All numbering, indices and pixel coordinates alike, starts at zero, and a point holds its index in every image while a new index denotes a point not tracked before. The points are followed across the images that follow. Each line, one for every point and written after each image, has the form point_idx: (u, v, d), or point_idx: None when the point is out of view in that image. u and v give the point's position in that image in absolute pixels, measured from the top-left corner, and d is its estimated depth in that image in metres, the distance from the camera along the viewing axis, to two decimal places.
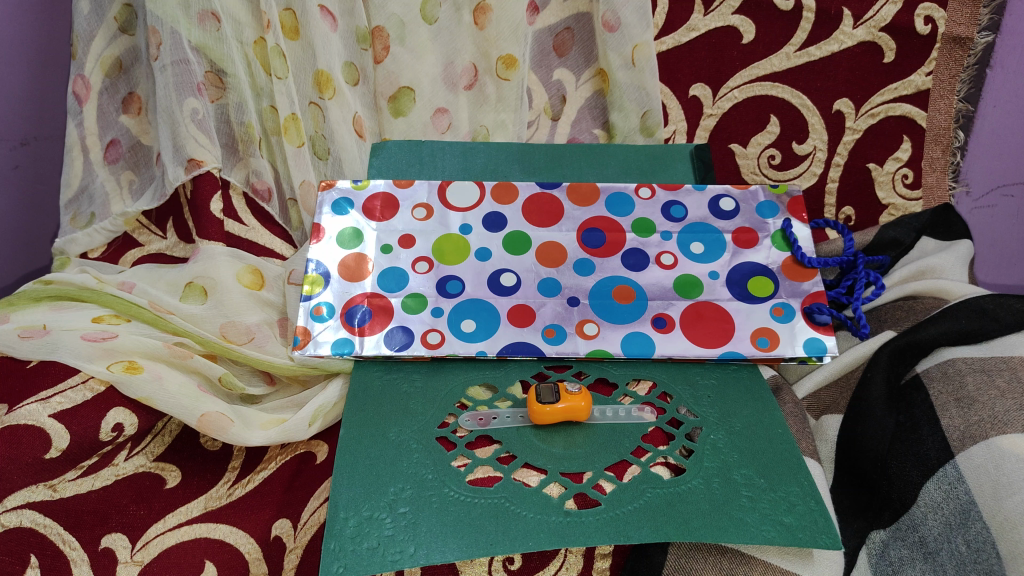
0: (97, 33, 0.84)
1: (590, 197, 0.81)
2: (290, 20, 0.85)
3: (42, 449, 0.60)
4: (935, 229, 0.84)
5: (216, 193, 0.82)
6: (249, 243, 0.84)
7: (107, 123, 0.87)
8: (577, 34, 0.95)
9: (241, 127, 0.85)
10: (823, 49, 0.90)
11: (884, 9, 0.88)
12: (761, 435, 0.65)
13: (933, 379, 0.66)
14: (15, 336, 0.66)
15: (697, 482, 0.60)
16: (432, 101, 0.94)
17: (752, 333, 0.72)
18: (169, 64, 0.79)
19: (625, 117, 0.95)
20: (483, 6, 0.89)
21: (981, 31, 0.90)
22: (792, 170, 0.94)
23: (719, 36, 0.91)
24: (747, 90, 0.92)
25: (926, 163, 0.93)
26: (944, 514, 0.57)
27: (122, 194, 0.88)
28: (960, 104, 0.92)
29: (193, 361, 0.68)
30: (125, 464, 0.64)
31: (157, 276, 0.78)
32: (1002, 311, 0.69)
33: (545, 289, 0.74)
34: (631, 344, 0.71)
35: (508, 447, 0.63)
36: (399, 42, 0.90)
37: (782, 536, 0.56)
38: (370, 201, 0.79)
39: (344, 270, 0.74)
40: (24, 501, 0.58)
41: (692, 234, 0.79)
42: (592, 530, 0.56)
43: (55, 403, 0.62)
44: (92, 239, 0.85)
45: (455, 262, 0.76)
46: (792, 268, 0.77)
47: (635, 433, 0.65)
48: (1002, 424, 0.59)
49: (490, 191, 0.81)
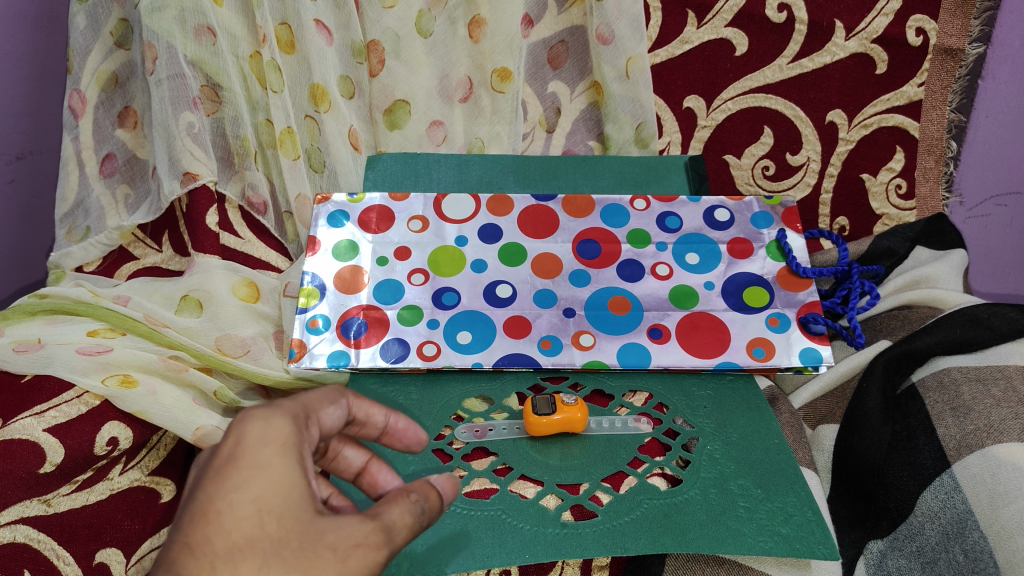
0: (93, 48, 0.85)
1: (585, 209, 0.82)
2: (286, 34, 0.85)
3: (36, 463, 0.59)
4: (929, 237, 0.85)
5: (211, 207, 0.82)
6: (245, 255, 0.84)
7: (102, 137, 0.87)
8: (572, 47, 0.96)
9: (238, 141, 0.85)
10: (815, 61, 0.91)
11: (876, 21, 0.89)
12: (757, 445, 0.65)
13: (929, 388, 0.66)
14: (10, 350, 0.66)
15: (694, 493, 0.60)
16: (428, 114, 0.95)
17: (748, 343, 0.72)
18: (165, 77, 0.78)
19: (619, 129, 0.95)
20: (477, 20, 0.90)
21: (972, 42, 0.90)
22: (786, 180, 0.95)
23: (712, 49, 0.92)
24: (740, 102, 0.93)
25: (919, 173, 0.94)
26: (941, 523, 0.57)
27: (117, 208, 0.87)
28: (953, 115, 0.92)
29: (188, 374, 0.68)
30: (119, 479, 0.63)
31: (152, 290, 0.78)
32: (996, 319, 0.69)
33: (542, 301, 0.75)
34: (628, 355, 0.71)
35: (505, 459, 0.63)
36: (394, 55, 0.91)
37: (779, 547, 0.56)
38: (367, 214, 0.79)
39: (340, 283, 0.74)
40: (17, 517, 0.57)
41: (687, 244, 0.79)
42: (587, 542, 0.56)
43: (49, 418, 0.62)
44: (87, 252, 0.84)
45: (450, 274, 0.76)
46: (787, 278, 0.77)
47: (632, 444, 0.64)
48: (998, 433, 0.59)
49: (485, 203, 0.81)
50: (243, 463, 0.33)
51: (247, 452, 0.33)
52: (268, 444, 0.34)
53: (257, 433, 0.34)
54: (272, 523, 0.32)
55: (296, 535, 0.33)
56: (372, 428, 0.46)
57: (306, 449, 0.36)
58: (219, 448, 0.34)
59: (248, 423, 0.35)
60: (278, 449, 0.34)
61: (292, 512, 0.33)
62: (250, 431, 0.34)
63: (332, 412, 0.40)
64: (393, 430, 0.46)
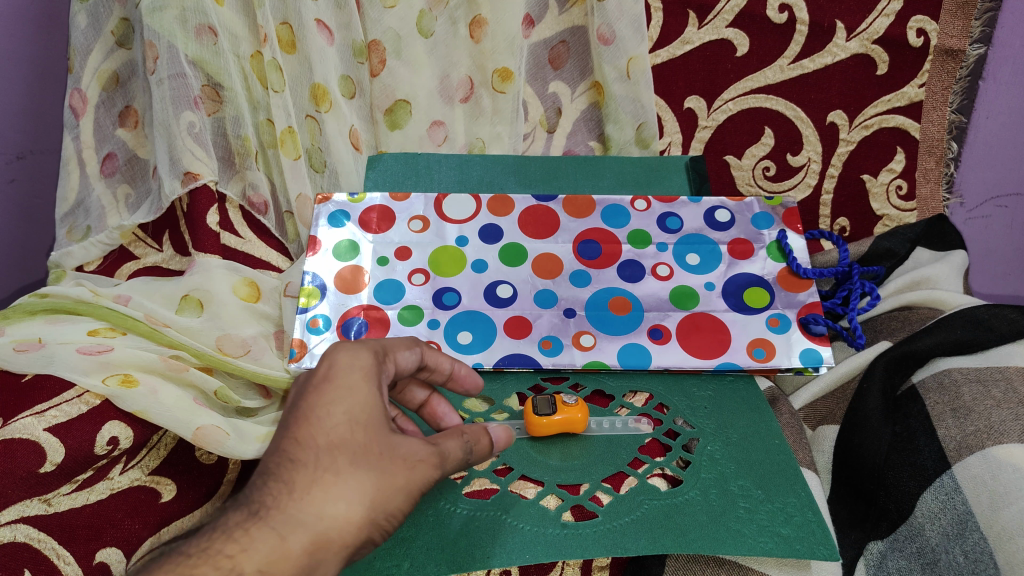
0: (94, 48, 0.85)
1: (585, 209, 0.81)
2: (287, 34, 0.85)
3: (36, 462, 0.59)
4: (930, 239, 0.85)
5: (211, 207, 0.82)
6: (245, 255, 0.84)
7: (103, 136, 0.87)
8: (573, 47, 0.96)
9: (238, 141, 0.85)
10: (816, 62, 0.91)
11: (877, 21, 0.89)
12: (757, 445, 0.65)
13: (930, 389, 0.66)
14: (10, 350, 0.66)
15: (694, 493, 0.60)
16: (429, 114, 0.95)
17: (749, 343, 0.72)
18: (166, 77, 0.78)
19: (619, 129, 0.94)
20: (478, 20, 0.90)
21: (973, 43, 0.90)
22: (786, 181, 0.95)
23: (713, 50, 0.92)
24: (741, 103, 0.93)
25: (920, 174, 0.94)
26: (942, 523, 0.57)
27: (118, 207, 0.87)
28: (953, 116, 0.92)
29: (189, 374, 0.68)
30: (119, 478, 0.63)
31: (153, 290, 0.78)
32: (997, 320, 0.69)
33: (542, 301, 0.75)
34: (628, 356, 0.71)
35: (505, 459, 0.63)
36: (395, 55, 0.91)
37: (780, 548, 0.56)
38: (367, 214, 0.79)
39: (340, 283, 0.74)
40: (17, 516, 0.58)
41: (688, 245, 0.79)
42: (587, 542, 0.56)
43: (50, 417, 0.62)
44: (88, 252, 0.84)
45: (450, 275, 0.76)
46: (787, 279, 0.77)
47: (633, 445, 0.64)
48: (998, 434, 0.59)
49: (486, 203, 0.81)
50: (338, 382, 0.44)
51: (340, 374, 0.45)
52: (356, 371, 0.45)
53: (348, 361, 0.45)
54: (359, 431, 0.43)
55: (376, 440, 0.43)
56: (439, 375, 0.57)
57: (383, 379, 0.47)
58: (317, 371, 0.45)
59: (339, 354, 0.46)
60: (363, 376, 0.45)
61: (373, 423, 0.43)
62: (342, 361, 0.45)
63: (406, 356, 0.52)
64: (455, 377, 0.58)
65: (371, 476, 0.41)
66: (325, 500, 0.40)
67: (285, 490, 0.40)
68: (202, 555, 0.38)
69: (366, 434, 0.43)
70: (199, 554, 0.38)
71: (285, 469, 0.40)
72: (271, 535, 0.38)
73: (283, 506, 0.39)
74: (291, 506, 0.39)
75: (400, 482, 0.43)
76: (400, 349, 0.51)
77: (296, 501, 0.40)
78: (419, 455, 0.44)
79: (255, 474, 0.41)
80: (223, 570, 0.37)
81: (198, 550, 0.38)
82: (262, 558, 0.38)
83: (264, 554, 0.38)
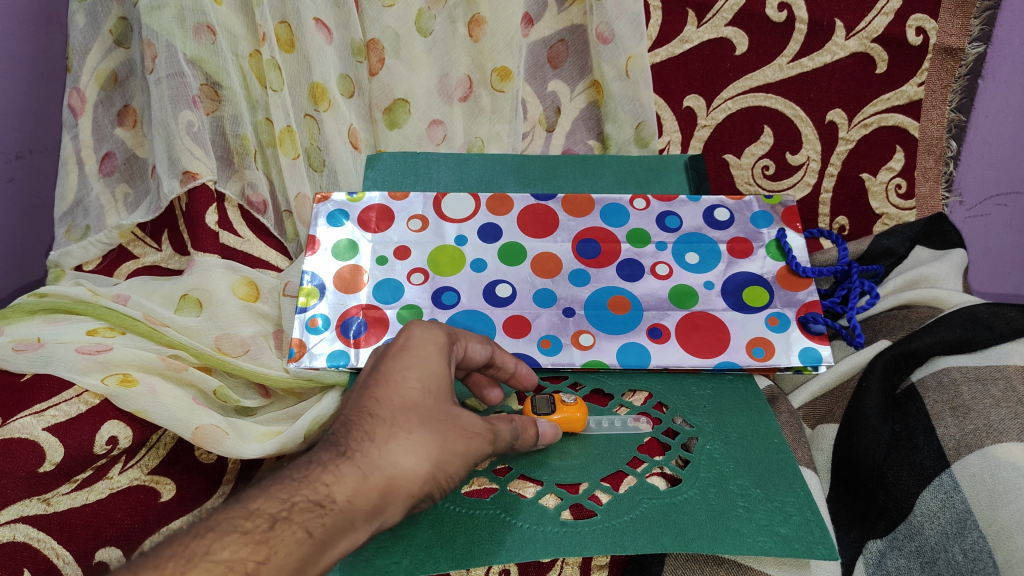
0: (93, 47, 0.85)
1: (584, 208, 0.81)
2: (285, 33, 0.86)
3: (36, 462, 0.60)
4: (929, 238, 0.85)
5: (210, 206, 0.82)
6: (244, 254, 0.84)
7: (102, 135, 0.87)
8: (571, 46, 0.96)
9: (237, 140, 0.85)
10: (815, 60, 0.91)
11: (876, 20, 0.89)
12: (757, 444, 0.64)
13: (929, 388, 0.66)
14: (9, 349, 0.66)
15: (693, 492, 0.60)
16: (427, 113, 0.95)
17: (748, 342, 0.72)
18: (165, 76, 0.78)
19: (619, 128, 0.94)
20: (477, 19, 0.91)
21: (972, 41, 0.90)
22: (786, 180, 0.94)
23: (712, 48, 0.92)
24: (740, 101, 0.93)
25: (919, 173, 0.94)
26: (941, 522, 0.57)
27: (116, 207, 0.87)
28: (952, 114, 0.92)
29: (188, 373, 0.67)
30: (119, 478, 0.63)
31: (152, 289, 0.78)
32: (997, 319, 0.69)
33: (541, 300, 0.75)
34: (627, 354, 0.71)
35: (505, 459, 0.62)
36: (394, 54, 0.92)
37: (778, 547, 0.56)
38: (366, 213, 0.79)
39: (338, 282, 0.74)
40: (16, 515, 0.58)
41: (687, 244, 0.79)
42: (586, 540, 0.56)
43: (48, 416, 0.62)
44: (87, 251, 0.84)
45: (449, 274, 0.76)
46: (787, 278, 0.77)
47: (632, 444, 0.64)
48: (997, 433, 0.59)
49: (485, 202, 0.81)
50: (414, 351, 0.50)
51: (416, 345, 0.51)
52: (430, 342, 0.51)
53: (423, 335, 0.52)
54: (429, 396, 0.48)
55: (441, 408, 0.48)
56: (502, 372, 0.62)
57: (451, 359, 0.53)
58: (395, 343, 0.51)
59: (416, 328, 0.52)
60: (436, 348, 0.51)
61: (441, 392, 0.49)
62: (418, 334, 0.52)
63: (476, 348, 0.57)
64: (517, 376, 0.62)
65: (437, 438, 0.46)
66: (399, 451, 0.44)
67: (367, 437, 0.44)
68: (304, 480, 0.42)
69: (434, 400, 0.48)
70: (301, 480, 0.42)
71: (366, 421, 0.45)
72: (356, 471, 0.42)
73: (366, 450, 0.44)
74: (373, 452, 0.44)
75: (457, 447, 0.47)
76: (472, 341, 0.57)
77: (377, 448, 0.44)
78: (476, 429, 0.49)
79: (337, 425, 0.46)
80: (319, 495, 0.41)
81: (300, 476, 0.42)
82: (351, 491, 0.42)
83: (352, 487, 0.42)
